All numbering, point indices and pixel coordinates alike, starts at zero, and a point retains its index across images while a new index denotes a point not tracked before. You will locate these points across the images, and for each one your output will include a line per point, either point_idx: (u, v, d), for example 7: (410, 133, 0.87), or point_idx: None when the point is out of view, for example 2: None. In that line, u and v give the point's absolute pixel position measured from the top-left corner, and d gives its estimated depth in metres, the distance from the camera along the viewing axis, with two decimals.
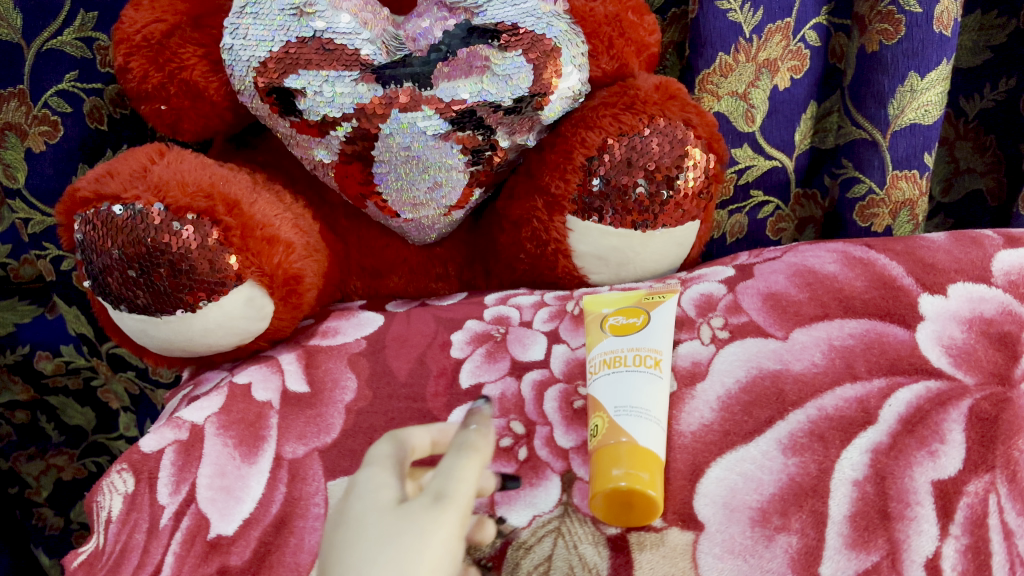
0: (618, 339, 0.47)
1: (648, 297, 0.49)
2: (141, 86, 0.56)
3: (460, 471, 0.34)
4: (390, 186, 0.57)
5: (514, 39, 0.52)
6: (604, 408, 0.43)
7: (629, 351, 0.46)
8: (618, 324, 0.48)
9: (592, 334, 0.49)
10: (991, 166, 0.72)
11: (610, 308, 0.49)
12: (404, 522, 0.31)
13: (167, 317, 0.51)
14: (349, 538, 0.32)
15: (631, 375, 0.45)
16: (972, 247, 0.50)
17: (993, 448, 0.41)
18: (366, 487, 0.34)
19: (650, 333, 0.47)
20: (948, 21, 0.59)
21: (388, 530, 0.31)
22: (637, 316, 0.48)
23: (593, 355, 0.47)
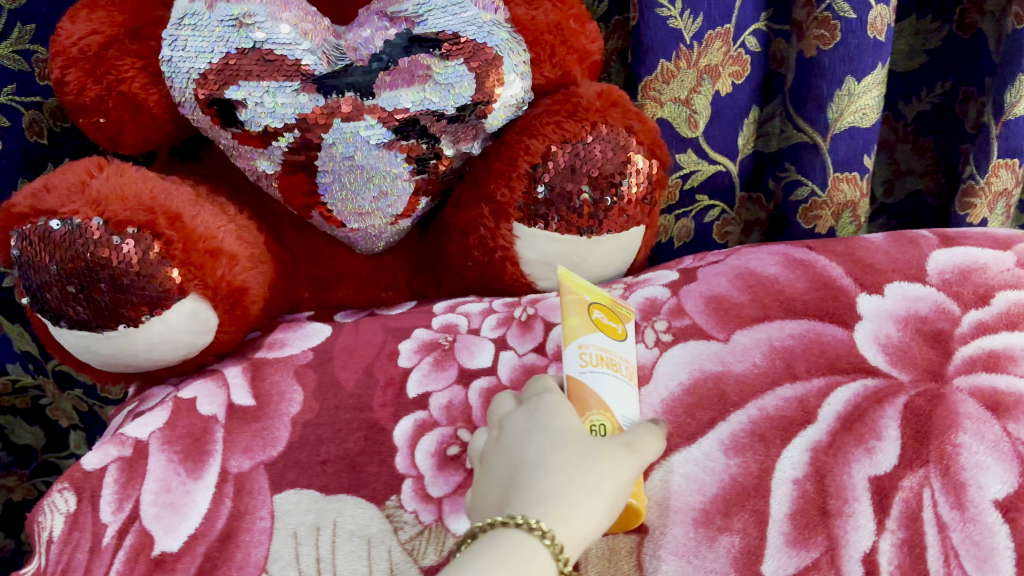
0: (608, 340, 0.44)
1: (619, 305, 0.47)
2: (80, 99, 0.55)
3: (641, 440, 0.40)
4: (334, 196, 0.56)
5: (456, 48, 0.53)
6: (613, 411, 0.42)
7: (619, 359, 0.44)
8: (604, 324, 0.44)
9: (571, 316, 0.44)
10: (930, 167, 0.74)
11: (591, 296, 0.45)
12: (604, 455, 0.38)
13: (109, 333, 0.51)
14: (553, 439, 0.39)
15: (625, 387, 0.43)
16: (909, 247, 0.51)
17: (927, 442, 0.41)
18: (557, 404, 0.41)
19: (626, 345, 0.45)
20: (882, 26, 0.60)
21: (589, 452, 0.38)
22: (617, 322, 0.45)
23: (580, 343, 0.43)
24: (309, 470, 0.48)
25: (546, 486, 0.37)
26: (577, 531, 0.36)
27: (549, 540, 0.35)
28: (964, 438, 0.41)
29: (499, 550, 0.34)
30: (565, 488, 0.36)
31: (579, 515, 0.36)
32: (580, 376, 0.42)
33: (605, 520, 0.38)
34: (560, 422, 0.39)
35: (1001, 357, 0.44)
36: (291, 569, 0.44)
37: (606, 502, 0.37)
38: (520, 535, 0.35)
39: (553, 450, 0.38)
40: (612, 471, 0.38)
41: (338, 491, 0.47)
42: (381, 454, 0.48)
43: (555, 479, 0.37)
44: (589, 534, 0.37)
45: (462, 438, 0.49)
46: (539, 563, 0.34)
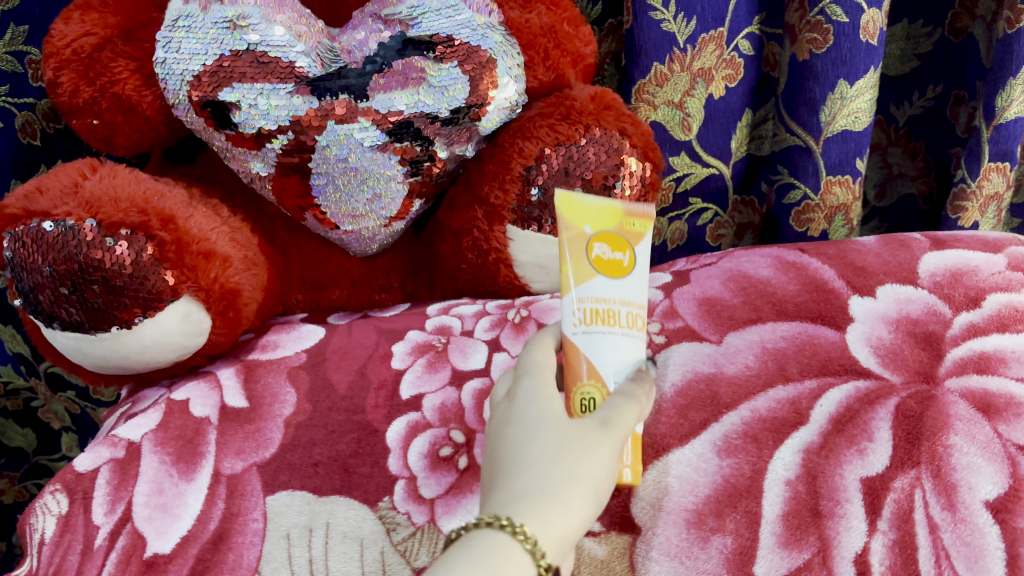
0: (609, 283, 0.40)
1: (631, 220, 0.42)
2: (72, 100, 0.55)
3: (620, 411, 0.38)
4: (328, 199, 0.57)
5: (449, 51, 0.53)
6: (603, 380, 0.40)
7: (621, 307, 0.41)
8: (606, 259, 0.41)
9: (568, 256, 0.41)
10: (922, 170, 0.74)
11: (593, 227, 0.41)
12: (579, 439, 0.35)
13: (101, 335, 0.51)
14: (527, 429, 0.36)
15: (623, 343, 0.40)
16: (902, 250, 0.53)
17: (919, 443, 0.41)
18: (534, 387, 0.38)
19: (633, 279, 0.41)
20: (875, 30, 0.60)
21: (564, 439, 0.35)
22: (625, 250, 0.41)
23: (576, 295, 0.40)
24: (301, 472, 0.48)
25: (521, 481, 0.34)
26: (558, 526, 0.33)
27: (525, 536, 0.32)
28: (954, 440, 0.41)
29: (474, 554, 0.32)
30: (539, 481, 0.34)
31: (557, 507, 0.34)
32: (574, 335, 0.40)
33: (590, 508, 0.35)
34: (535, 408, 0.37)
35: (992, 359, 0.45)
36: (283, 570, 0.44)
37: (587, 489, 0.35)
38: (496, 535, 0.32)
39: (528, 441, 0.35)
40: (591, 455, 0.35)
41: (331, 493, 0.47)
42: (374, 456, 0.48)
43: (529, 472, 0.34)
44: (573, 527, 0.34)
45: (455, 439, 0.49)
46: (515, 561, 0.32)
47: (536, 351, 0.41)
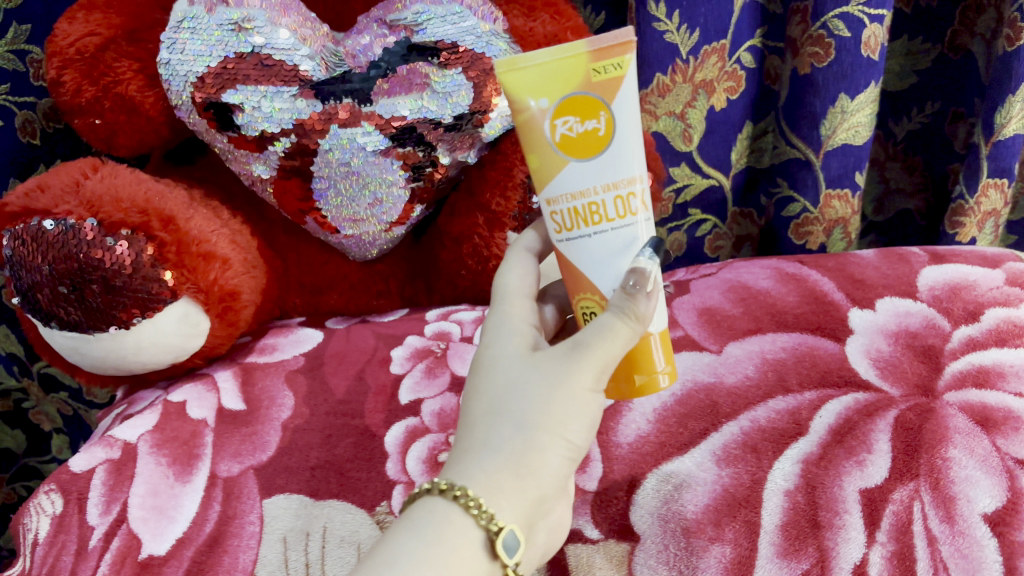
0: (583, 169, 0.33)
1: (598, 69, 0.32)
2: (74, 100, 0.55)
3: (613, 335, 0.34)
4: (329, 203, 0.56)
5: (454, 57, 0.53)
6: (598, 292, 0.35)
7: (606, 196, 0.34)
8: (575, 136, 0.33)
9: (535, 141, 0.34)
10: (920, 186, 0.75)
11: (549, 99, 0.33)
12: (532, 382, 0.35)
13: (98, 335, 0.50)
14: (485, 378, 0.36)
15: (616, 240, 0.34)
16: (899, 264, 0.54)
17: (917, 456, 0.41)
18: (508, 320, 0.38)
19: (616, 146, 0.33)
20: (876, 45, 0.60)
21: (521, 382, 0.35)
22: (597, 115, 0.33)
23: (550, 196, 0.35)
24: (298, 475, 0.47)
25: (475, 438, 0.35)
26: (505, 484, 0.34)
27: (467, 504, 0.33)
28: (953, 453, 0.41)
29: (415, 524, 0.33)
30: (488, 438, 0.34)
31: (506, 464, 0.34)
32: (561, 244, 0.36)
33: (554, 448, 0.35)
34: (497, 352, 0.37)
35: (991, 373, 0.45)
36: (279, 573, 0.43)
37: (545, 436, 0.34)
38: (437, 502, 0.33)
39: (484, 394, 0.35)
40: (549, 397, 0.34)
41: (328, 497, 0.46)
42: (371, 461, 0.48)
43: (480, 429, 0.35)
44: (530, 480, 0.34)
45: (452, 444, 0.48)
46: (451, 524, 0.33)
47: (514, 274, 0.40)
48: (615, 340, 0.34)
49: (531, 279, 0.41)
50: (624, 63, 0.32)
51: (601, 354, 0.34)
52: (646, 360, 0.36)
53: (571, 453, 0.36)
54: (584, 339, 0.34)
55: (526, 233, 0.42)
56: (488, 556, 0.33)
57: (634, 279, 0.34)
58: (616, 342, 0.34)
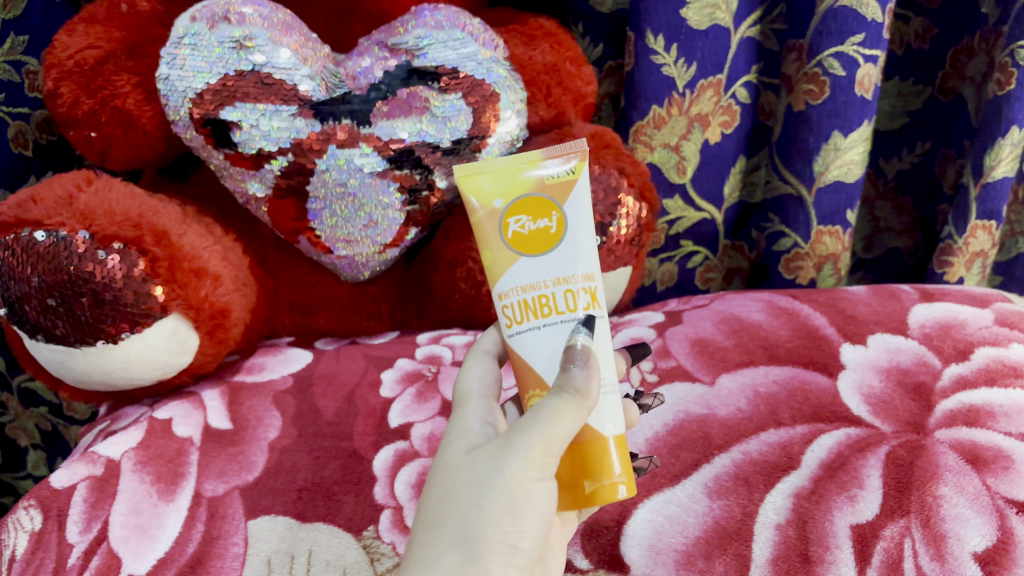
0: (534, 263, 0.35)
1: (551, 174, 0.35)
2: (71, 112, 0.54)
3: (556, 417, 0.32)
4: (324, 223, 0.56)
5: (454, 82, 0.53)
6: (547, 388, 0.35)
7: (556, 289, 0.35)
8: (527, 234, 0.35)
9: (488, 240, 0.36)
10: (909, 225, 0.76)
11: (503, 199, 0.35)
12: (469, 484, 0.34)
13: (85, 349, 0.49)
14: (430, 487, 0.35)
15: (565, 333, 0.35)
16: (890, 301, 0.55)
17: (909, 493, 0.41)
18: (462, 421, 0.38)
19: (567, 245, 0.35)
20: (870, 85, 0.60)
21: (458, 485, 0.34)
22: (549, 214, 0.35)
23: (501, 290, 0.35)
24: (284, 497, 0.46)
25: (417, 553, 0.34)
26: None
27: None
28: (944, 490, 0.41)
29: None
30: (429, 552, 0.33)
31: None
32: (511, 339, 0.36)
33: (497, 553, 0.33)
34: (443, 458, 0.36)
35: (981, 413, 0.45)
36: None
37: (486, 541, 0.33)
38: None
39: (428, 505, 0.35)
40: (484, 497, 0.33)
41: (314, 520, 0.45)
42: (359, 484, 0.47)
43: (422, 544, 0.34)
44: None
45: None
46: None
47: (473, 373, 0.40)
48: (556, 415, 0.32)
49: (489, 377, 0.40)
50: (575, 170, 0.35)
51: (534, 439, 0.33)
52: (599, 465, 0.35)
53: (522, 557, 0.34)
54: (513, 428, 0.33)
55: (488, 334, 0.42)
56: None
57: (581, 360, 0.34)
58: (558, 419, 0.32)
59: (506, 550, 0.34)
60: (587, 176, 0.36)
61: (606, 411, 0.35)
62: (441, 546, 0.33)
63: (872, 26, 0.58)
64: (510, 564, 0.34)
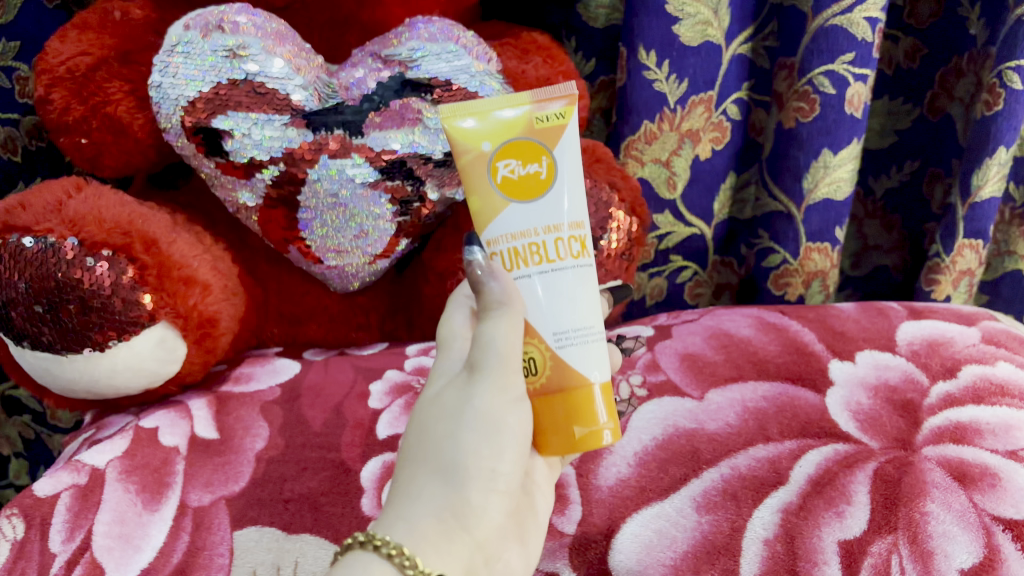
0: (525, 210, 0.35)
1: (540, 118, 0.35)
2: (62, 118, 0.54)
3: (505, 335, 0.34)
4: (314, 233, 0.56)
5: (447, 94, 0.53)
6: (539, 336, 0.35)
7: (547, 237, 0.35)
8: (517, 178, 0.35)
9: (475, 183, 0.35)
10: (897, 243, 0.76)
11: (491, 142, 0.35)
12: (446, 418, 0.36)
13: (72, 357, 0.49)
14: (413, 426, 0.38)
15: (553, 281, 0.35)
16: (879, 318, 0.56)
17: (896, 509, 0.41)
18: (444, 360, 0.39)
19: (557, 190, 0.35)
20: (859, 103, 0.61)
21: (432, 422, 0.37)
22: (539, 159, 0.35)
23: (490, 237, 0.35)
24: (271, 508, 0.46)
25: (402, 485, 0.36)
26: (430, 528, 0.34)
27: (388, 553, 0.33)
28: (931, 507, 0.41)
29: None
30: (413, 483, 0.36)
31: (429, 504, 0.35)
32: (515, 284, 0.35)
33: (476, 478, 0.36)
34: (424, 398, 0.39)
35: (968, 430, 0.45)
36: None
37: (463, 470, 0.36)
38: (359, 556, 0.33)
39: (411, 443, 0.37)
40: (459, 429, 0.36)
41: (301, 531, 0.45)
42: (347, 495, 0.47)
43: (406, 478, 0.36)
44: (457, 514, 0.35)
45: None
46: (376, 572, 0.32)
47: (459, 314, 0.39)
48: (505, 336, 0.34)
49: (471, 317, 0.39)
50: (566, 114, 0.35)
51: (497, 366, 0.35)
52: (586, 413, 0.35)
53: (502, 483, 0.37)
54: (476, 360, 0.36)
55: None
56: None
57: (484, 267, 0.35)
58: (508, 339, 0.34)
59: (485, 475, 0.36)
60: (576, 119, 0.35)
61: (592, 357, 0.36)
62: (422, 479, 0.36)
63: (862, 45, 0.58)
64: (490, 490, 0.36)
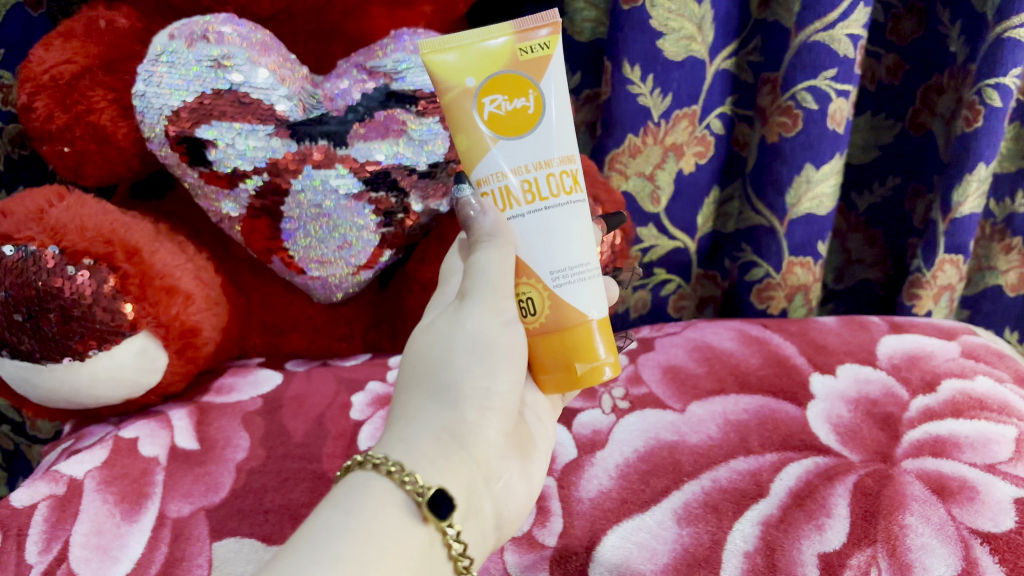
0: (515, 146, 0.34)
1: (525, 48, 0.33)
2: (45, 126, 0.54)
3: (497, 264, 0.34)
4: (298, 243, 0.56)
5: (432, 106, 0.53)
6: (536, 276, 0.35)
7: (539, 174, 0.34)
8: (504, 114, 0.33)
9: (461, 120, 0.34)
10: (880, 258, 0.77)
11: (475, 77, 0.33)
12: (440, 341, 0.37)
13: (51, 365, 0.48)
14: (409, 354, 0.39)
15: (548, 220, 0.34)
16: (861, 332, 0.57)
17: (875, 522, 0.41)
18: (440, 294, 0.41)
19: (545, 123, 0.34)
20: (841, 119, 0.61)
21: (425, 348, 0.38)
22: (525, 93, 0.33)
23: (479, 176, 0.34)
24: (251, 519, 0.45)
25: (402, 409, 0.37)
26: (428, 445, 0.35)
27: (388, 470, 0.32)
28: (910, 520, 0.41)
29: (336, 501, 0.31)
30: (412, 406, 0.37)
31: (427, 425, 0.36)
32: (509, 224, 0.35)
33: (471, 396, 0.37)
34: (419, 328, 0.40)
35: (947, 443, 0.46)
36: None
37: (457, 388, 0.37)
38: (359, 475, 0.33)
39: (408, 369, 0.38)
40: (451, 352, 0.37)
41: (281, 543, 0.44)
42: None
43: (405, 402, 0.37)
44: (454, 431, 0.36)
45: None
46: (374, 489, 0.32)
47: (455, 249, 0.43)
48: (497, 266, 0.35)
49: (462, 246, 0.41)
50: (550, 44, 0.34)
51: (488, 290, 0.35)
52: (587, 350, 0.36)
53: (497, 402, 0.38)
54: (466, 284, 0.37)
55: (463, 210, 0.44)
56: (419, 519, 0.32)
57: (477, 203, 0.35)
58: (500, 268, 0.35)
59: (480, 395, 0.37)
60: (562, 48, 0.34)
61: (591, 292, 0.36)
62: (417, 403, 0.37)
63: (844, 61, 0.59)
64: (485, 409, 0.37)
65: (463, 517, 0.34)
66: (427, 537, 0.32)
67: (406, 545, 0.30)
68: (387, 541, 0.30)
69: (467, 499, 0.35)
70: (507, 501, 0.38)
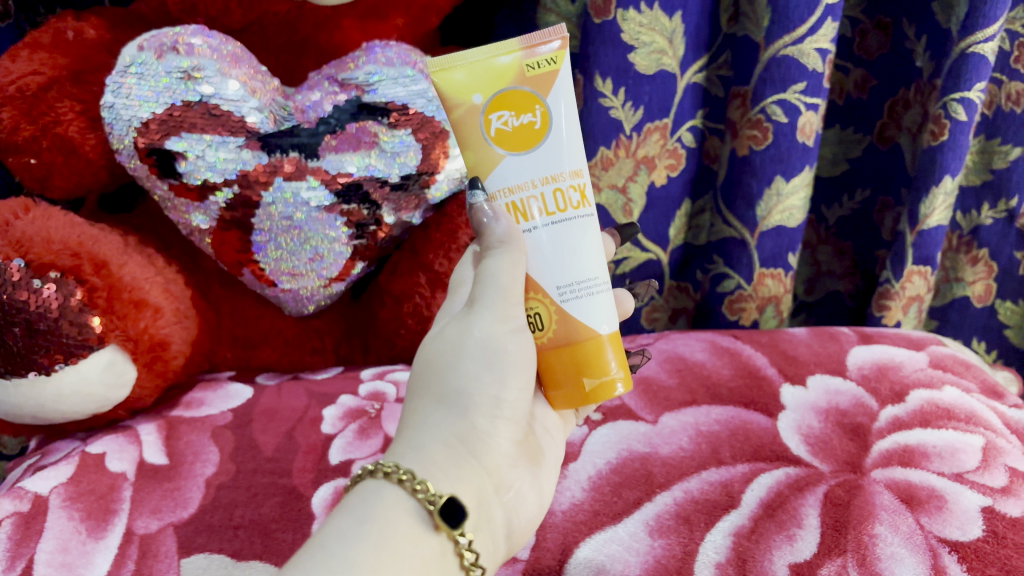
0: (521, 162, 0.34)
1: (531, 64, 0.33)
2: (11, 138, 0.53)
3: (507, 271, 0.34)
4: (268, 256, 0.56)
5: (404, 118, 0.53)
6: (543, 291, 0.35)
7: (545, 189, 0.34)
8: (511, 130, 0.34)
9: (468, 136, 0.34)
10: (849, 270, 0.78)
11: (482, 94, 0.33)
12: (449, 349, 0.37)
13: (16, 380, 0.48)
14: (418, 362, 0.39)
15: (557, 236, 0.35)
16: (830, 343, 0.57)
17: (845, 532, 0.41)
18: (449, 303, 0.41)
19: (553, 136, 0.34)
20: (811, 132, 0.62)
21: (435, 354, 0.37)
22: (532, 109, 0.34)
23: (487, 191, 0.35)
24: (220, 534, 0.45)
25: (410, 418, 0.37)
26: (438, 453, 0.35)
27: (399, 478, 0.32)
28: (879, 530, 0.41)
29: (347, 508, 0.31)
30: (422, 414, 0.36)
31: (436, 434, 0.35)
32: (522, 235, 0.35)
33: (480, 402, 0.36)
34: (428, 337, 0.39)
35: (915, 454, 0.46)
36: None
37: (466, 397, 0.36)
38: (370, 485, 0.32)
39: (417, 375, 0.38)
40: (460, 358, 0.37)
41: (250, 558, 0.43)
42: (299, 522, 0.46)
43: (415, 409, 0.37)
44: (464, 438, 0.36)
45: None
46: (387, 499, 0.32)
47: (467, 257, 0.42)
48: (507, 273, 0.34)
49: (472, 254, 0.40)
50: (557, 59, 0.34)
51: (497, 297, 0.35)
52: (599, 364, 0.36)
53: (507, 410, 0.37)
54: (475, 292, 0.36)
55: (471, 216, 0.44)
56: (431, 529, 0.32)
57: (490, 211, 0.34)
58: (510, 275, 0.34)
59: (490, 404, 0.37)
60: (569, 63, 0.34)
61: (599, 306, 0.36)
62: (426, 410, 0.36)
63: (813, 75, 0.59)
64: (495, 417, 0.37)
65: (475, 525, 0.34)
66: (439, 546, 0.31)
67: (417, 553, 0.30)
68: (400, 549, 0.30)
69: (478, 507, 0.35)
70: (518, 509, 0.38)
